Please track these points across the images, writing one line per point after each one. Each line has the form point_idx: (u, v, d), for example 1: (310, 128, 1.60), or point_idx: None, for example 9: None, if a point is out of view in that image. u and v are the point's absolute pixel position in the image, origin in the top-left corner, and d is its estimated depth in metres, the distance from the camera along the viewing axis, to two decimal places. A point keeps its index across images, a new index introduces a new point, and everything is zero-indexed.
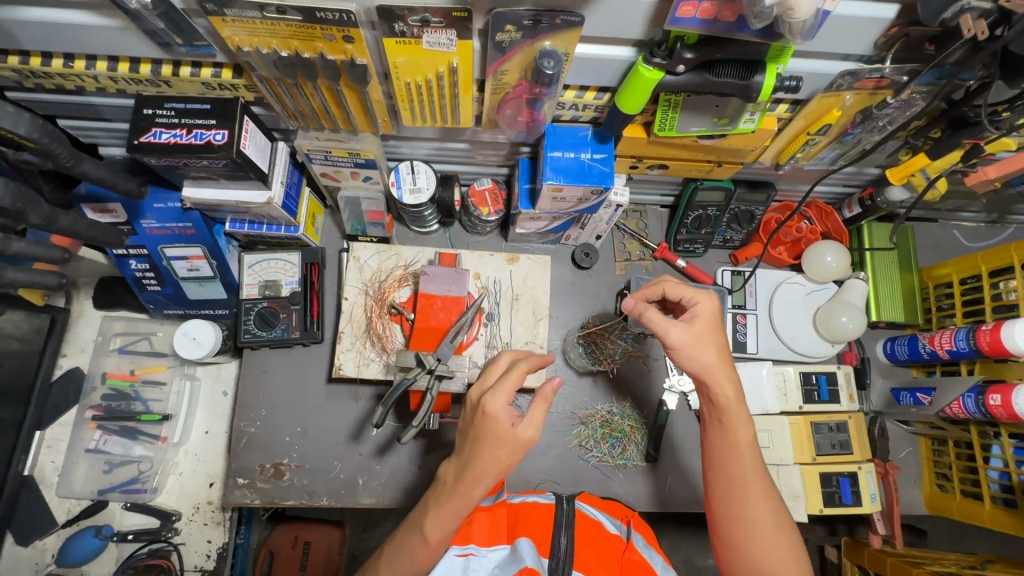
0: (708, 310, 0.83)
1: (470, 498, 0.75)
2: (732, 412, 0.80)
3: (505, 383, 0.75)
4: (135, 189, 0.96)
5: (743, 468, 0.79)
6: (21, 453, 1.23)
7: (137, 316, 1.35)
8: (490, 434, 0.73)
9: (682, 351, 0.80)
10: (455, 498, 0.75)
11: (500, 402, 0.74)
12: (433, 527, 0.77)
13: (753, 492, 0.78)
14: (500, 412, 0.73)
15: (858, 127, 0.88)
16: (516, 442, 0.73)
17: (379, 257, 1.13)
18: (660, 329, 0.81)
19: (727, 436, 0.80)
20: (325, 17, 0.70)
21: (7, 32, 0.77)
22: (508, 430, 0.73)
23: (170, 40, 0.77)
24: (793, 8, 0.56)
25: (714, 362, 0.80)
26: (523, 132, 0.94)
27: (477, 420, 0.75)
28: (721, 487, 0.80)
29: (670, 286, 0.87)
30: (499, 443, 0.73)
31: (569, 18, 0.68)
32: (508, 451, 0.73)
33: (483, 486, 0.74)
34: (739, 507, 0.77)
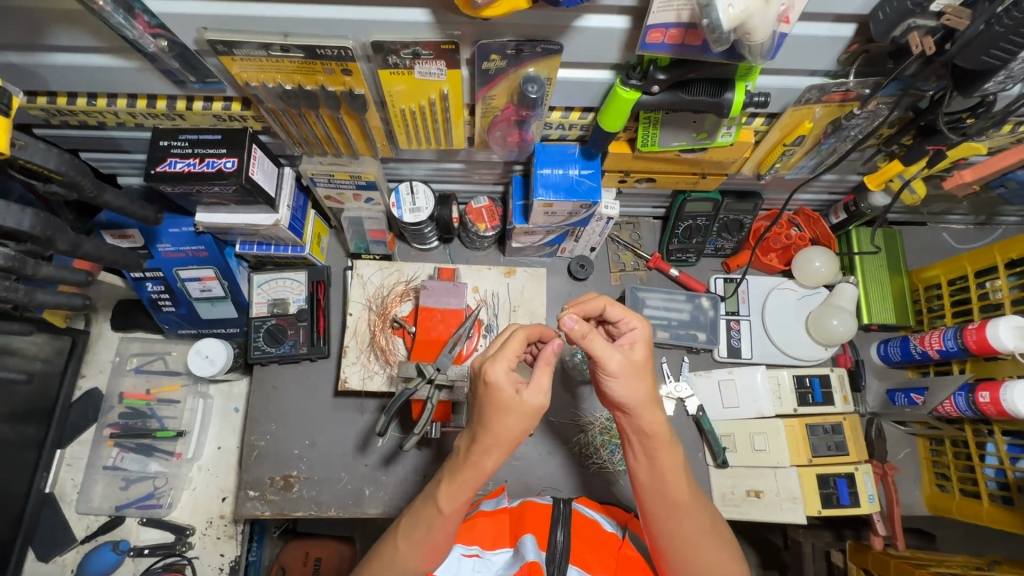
0: (641, 338, 0.81)
1: (482, 469, 0.76)
2: (660, 438, 0.79)
3: (505, 349, 0.75)
4: (152, 215, 1.02)
5: (679, 493, 0.80)
6: (43, 471, 1.28)
7: (153, 336, 1.41)
8: (496, 402, 0.73)
9: (620, 378, 0.77)
10: (468, 469, 0.76)
11: (503, 369, 0.73)
12: (448, 499, 0.77)
13: (693, 514, 0.80)
14: (501, 380, 0.73)
15: (831, 137, 0.93)
16: (524, 409, 0.74)
17: (381, 273, 1.18)
18: (601, 355, 0.76)
19: (657, 464, 0.80)
20: (325, 54, 0.76)
21: (37, 75, 0.84)
22: (513, 397, 0.73)
23: (184, 78, 0.84)
24: (751, 32, 0.61)
25: (646, 391, 0.78)
26: (515, 151, 1.02)
27: (480, 391, 0.74)
28: (660, 512, 0.81)
29: (609, 306, 0.82)
30: (507, 411, 0.73)
31: (548, 47, 0.74)
32: (518, 418, 0.74)
33: (495, 456, 0.75)
34: (680, 528, 0.80)
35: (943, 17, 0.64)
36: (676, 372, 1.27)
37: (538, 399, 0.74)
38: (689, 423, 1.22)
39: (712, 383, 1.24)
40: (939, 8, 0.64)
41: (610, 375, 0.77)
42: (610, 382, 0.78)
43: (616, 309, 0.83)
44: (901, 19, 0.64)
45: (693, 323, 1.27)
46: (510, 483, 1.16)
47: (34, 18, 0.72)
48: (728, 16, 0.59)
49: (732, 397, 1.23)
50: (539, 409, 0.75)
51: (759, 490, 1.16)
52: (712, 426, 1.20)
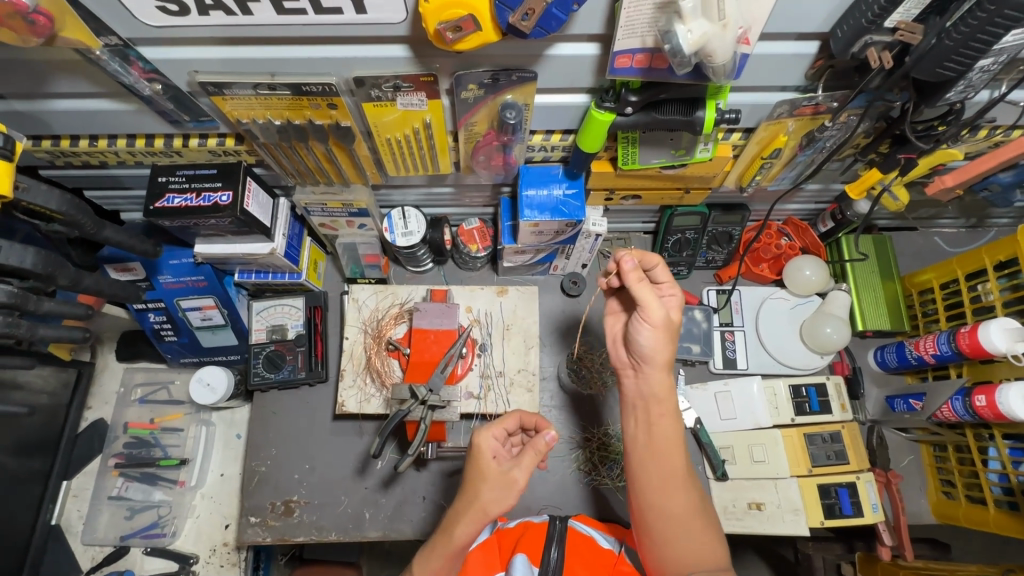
0: (678, 307, 0.83)
1: (456, 541, 0.74)
2: (667, 403, 0.83)
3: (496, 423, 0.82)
4: (152, 249, 1.05)
5: (674, 465, 0.80)
6: (49, 503, 1.30)
7: (156, 366, 1.44)
8: (476, 470, 0.76)
9: (654, 331, 0.80)
10: (442, 538, 0.75)
11: (489, 439, 0.79)
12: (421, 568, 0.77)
13: (682, 489, 0.79)
14: (485, 446, 0.77)
15: (807, 149, 0.95)
16: (500, 477, 0.75)
17: (376, 297, 1.20)
18: (648, 301, 0.78)
19: (660, 428, 0.82)
20: (311, 90, 0.79)
21: (41, 121, 0.88)
22: (491, 463, 0.76)
23: (179, 117, 0.88)
24: (712, 54, 0.64)
25: (667, 356, 0.82)
26: (501, 174, 1.04)
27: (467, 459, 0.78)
28: (652, 480, 0.80)
29: (662, 264, 0.82)
30: (484, 478, 0.75)
31: (523, 75, 0.77)
32: (493, 489, 0.74)
33: (466, 526, 0.73)
34: (667, 499, 0.79)
35: (897, 33, 0.66)
36: (672, 386, 1.27)
37: (517, 475, 0.75)
38: (685, 434, 1.23)
39: (708, 396, 1.24)
40: (893, 25, 0.66)
41: (649, 323, 0.80)
42: (643, 334, 0.80)
43: (663, 272, 0.83)
44: (859, 36, 0.66)
45: (687, 336, 1.28)
46: (509, 502, 1.16)
47: (37, 69, 0.76)
48: (688, 41, 0.62)
49: (729, 408, 1.22)
50: (513, 482, 0.75)
51: (760, 502, 1.15)
52: (710, 439, 1.20)
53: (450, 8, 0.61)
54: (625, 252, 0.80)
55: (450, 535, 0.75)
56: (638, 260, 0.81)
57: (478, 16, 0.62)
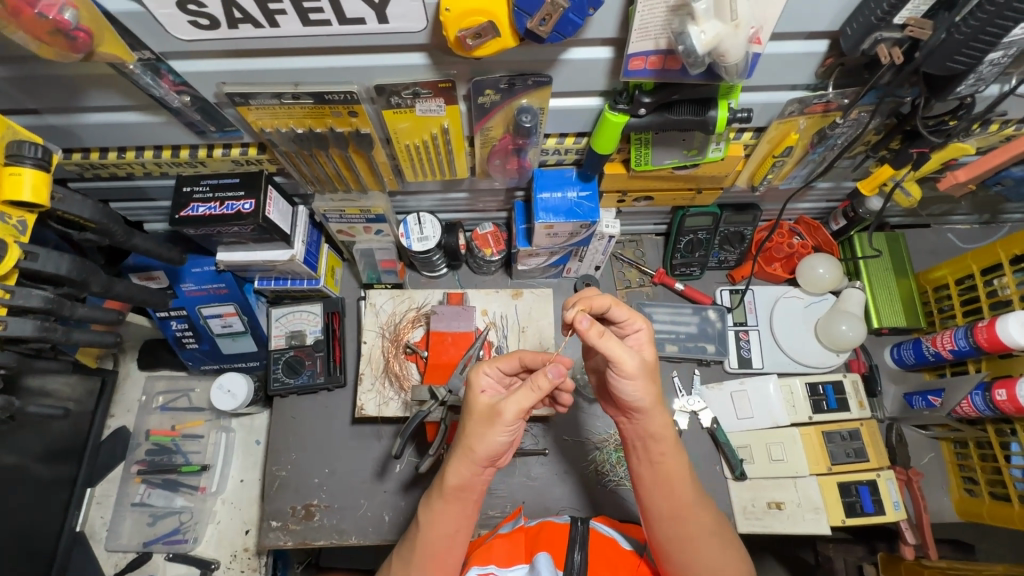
0: (645, 340, 0.79)
1: (451, 482, 0.77)
2: (666, 441, 0.79)
3: (491, 362, 0.80)
4: (177, 257, 1.08)
5: (683, 494, 0.80)
6: (74, 510, 1.32)
7: (177, 374, 1.46)
8: (466, 408, 0.76)
9: (635, 381, 0.75)
10: (441, 478, 0.78)
11: (482, 376, 0.78)
12: (425, 514, 0.80)
13: (694, 515, 0.80)
14: (478, 381, 0.77)
15: (818, 147, 0.96)
16: (485, 411, 0.74)
17: (393, 302, 1.22)
18: (618, 354, 0.73)
19: (661, 466, 0.80)
20: (333, 98, 0.82)
21: (73, 134, 0.92)
22: (478, 397, 0.76)
23: (206, 128, 0.90)
24: (725, 54, 0.66)
25: (656, 396, 0.77)
26: (515, 178, 1.06)
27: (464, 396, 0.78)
28: (665, 514, 0.80)
29: (614, 306, 0.78)
30: (471, 413, 0.75)
31: (539, 80, 0.79)
32: (478, 423, 0.74)
33: (464, 466, 0.75)
34: (683, 530, 0.79)
35: (907, 29, 0.68)
36: (688, 386, 1.27)
37: (504, 409, 0.72)
38: (702, 434, 1.22)
39: (724, 396, 1.24)
40: (902, 21, 0.67)
41: (626, 376, 0.74)
42: (624, 384, 0.75)
43: (621, 310, 0.79)
44: (868, 33, 0.68)
45: (701, 336, 1.28)
46: (528, 503, 1.17)
47: (73, 83, 0.79)
48: (701, 41, 0.64)
49: (745, 408, 1.22)
50: (495, 414, 0.73)
51: (780, 501, 1.15)
52: (727, 438, 1.20)
53: (470, 15, 0.64)
54: (579, 308, 0.74)
55: (448, 477, 0.77)
56: (585, 309, 0.78)
57: (497, 22, 0.64)
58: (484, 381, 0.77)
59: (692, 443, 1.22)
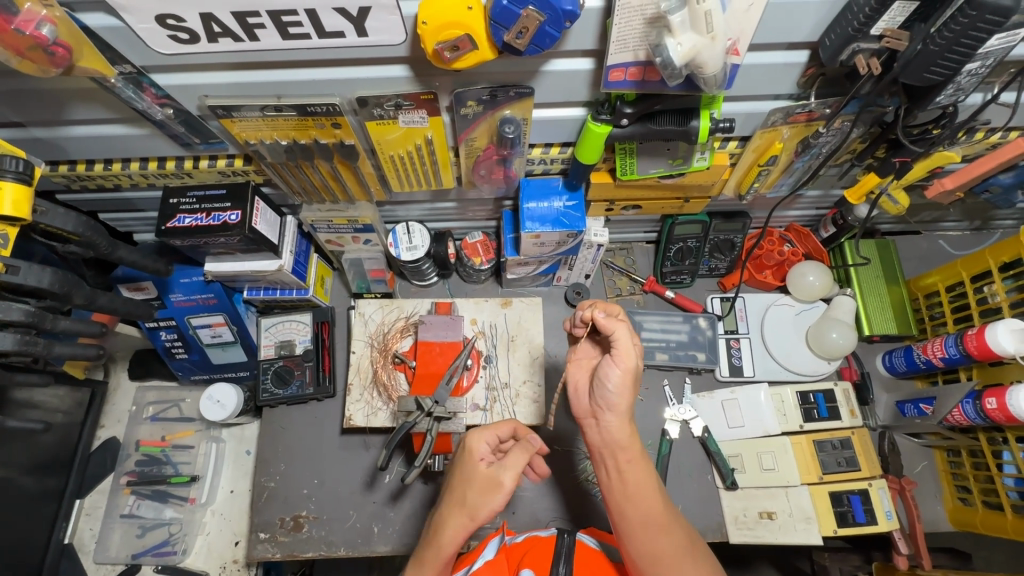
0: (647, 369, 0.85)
1: (444, 548, 0.73)
2: (634, 451, 0.78)
3: (488, 428, 0.80)
4: (164, 267, 1.08)
5: (654, 508, 0.77)
6: (62, 521, 1.32)
7: (168, 384, 1.46)
8: (464, 472, 0.76)
9: (620, 378, 0.77)
10: (430, 546, 0.74)
11: (480, 441, 0.78)
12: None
13: (669, 531, 0.77)
14: (475, 446, 0.77)
15: (803, 156, 0.96)
16: (486, 480, 0.74)
17: (382, 311, 1.22)
18: (622, 344, 0.76)
19: (632, 477, 0.78)
20: (316, 111, 0.82)
21: (58, 147, 0.92)
22: (478, 466, 0.76)
23: (190, 140, 0.91)
24: (702, 66, 0.66)
25: (632, 399, 0.79)
26: (502, 187, 1.06)
27: (458, 460, 0.78)
28: (636, 526, 0.77)
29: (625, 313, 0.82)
30: (470, 480, 0.74)
31: (520, 91, 0.79)
32: (477, 493, 0.74)
33: (456, 531, 0.73)
34: (656, 544, 0.76)
35: (884, 40, 0.67)
36: (679, 395, 1.26)
37: (504, 478, 0.73)
38: (694, 443, 1.23)
39: (715, 404, 1.24)
40: (879, 32, 0.67)
41: (619, 364, 0.77)
42: (611, 377, 0.77)
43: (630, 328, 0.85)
44: (846, 44, 0.68)
45: (692, 344, 1.28)
46: (517, 514, 1.16)
47: (56, 97, 0.80)
48: (678, 53, 0.64)
49: (736, 416, 1.22)
50: (498, 483, 0.73)
51: (772, 511, 1.14)
52: (718, 448, 1.20)
53: (447, 28, 0.64)
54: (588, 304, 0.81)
55: (438, 542, 0.74)
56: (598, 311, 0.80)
57: (474, 35, 0.65)
58: (483, 447, 0.77)
59: (682, 452, 1.22)
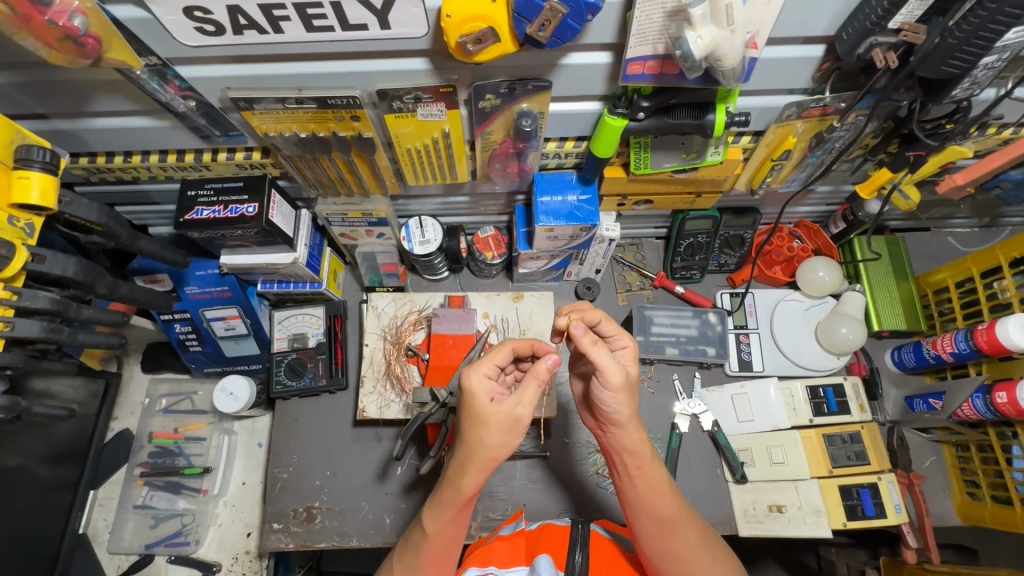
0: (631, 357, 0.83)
1: (462, 488, 0.74)
2: (639, 460, 0.80)
3: (484, 360, 0.73)
4: (181, 259, 1.09)
5: (666, 508, 0.80)
6: (77, 511, 1.33)
7: (181, 377, 1.47)
8: (472, 413, 0.70)
9: (614, 395, 0.76)
10: (448, 488, 0.75)
11: (481, 377, 0.71)
12: (432, 520, 0.78)
13: (681, 529, 0.80)
14: (478, 388, 0.70)
15: (816, 150, 0.97)
16: (504, 421, 0.70)
17: (395, 304, 1.23)
18: (604, 367, 0.74)
19: (643, 482, 0.80)
20: (335, 103, 0.83)
21: (80, 139, 0.93)
22: (487, 405, 0.70)
23: (210, 132, 0.92)
24: (721, 59, 0.67)
25: (634, 409, 0.78)
26: (516, 181, 1.07)
27: (460, 400, 0.73)
28: (649, 526, 0.81)
29: (605, 321, 0.82)
30: (483, 421, 0.70)
31: (539, 84, 0.80)
32: (493, 432, 0.70)
33: (473, 476, 0.73)
34: (670, 543, 0.80)
35: (902, 33, 0.69)
36: (689, 389, 1.27)
37: (521, 413, 0.70)
38: (703, 437, 1.23)
39: (725, 398, 1.25)
40: (897, 26, 0.68)
41: (609, 387, 0.76)
42: (606, 395, 0.77)
43: (609, 326, 0.83)
44: (863, 38, 0.69)
45: (701, 338, 1.28)
46: (528, 506, 1.17)
47: (81, 89, 0.81)
48: (698, 46, 0.65)
49: (746, 410, 1.23)
50: (516, 421, 0.71)
51: (781, 505, 1.15)
52: (728, 441, 1.20)
53: (471, 21, 0.65)
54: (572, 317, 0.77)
55: (456, 485, 0.74)
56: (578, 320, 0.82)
57: (497, 28, 0.66)
58: (487, 388, 0.71)
59: (692, 446, 1.22)
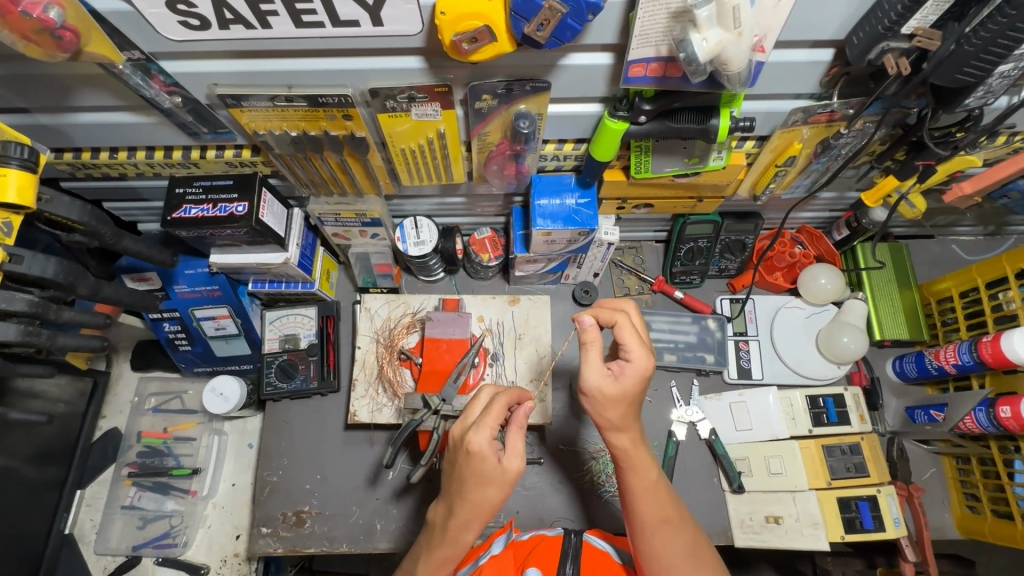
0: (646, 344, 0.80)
1: (460, 540, 0.75)
2: (637, 459, 0.80)
3: (483, 417, 0.72)
4: (169, 259, 1.07)
5: (665, 508, 0.80)
6: (63, 512, 1.31)
7: (170, 375, 1.45)
8: (477, 471, 0.70)
9: (603, 401, 0.76)
10: (447, 544, 0.76)
11: (486, 438, 0.70)
12: (427, 574, 0.79)
13: (680, 535, 0.79)
14: (484, 449, 0.70)
15: (822, 157, 0.94)
16: (506, 476, 0.70)
17: (388, 306, 1.20)
18: (589, 371, 0.75)
19: (646, 477, 0.80)
20: (327, 101, 0.80)
21: (63, 134, 0.90)
22: (496, 466, 0.69)
23: (198, 129, 0.89)
24: (727, 63, 0.64)
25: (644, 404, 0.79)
26: (513, 183, 1.05)
27: (462, 459, 0.72)
28: (648, 527, 0.79)
29: (622, 325, 0.76)
30: (488, 480, 0.70)
31: (537, 85, 0.77)
32: (499, 488, 0.70)
33: (472, 528, 0.73)
34: (668, 545, 0.78)
35: (914, 39, 0.66)
36: (687, 396, 1.25)
37: (514, 463, 0.70)
38: (700, 445, 1.21)
39: (723, 406, 1.22)
40: (910, 31, 0.65)
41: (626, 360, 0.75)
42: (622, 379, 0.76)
43: (628, 331, 0.76)
44: (875, 43, 0.66)
45: (700, 345, 1.26)
46: (521, 514, 1.15)
47: (62, 83, 0.78)
48: (703, 49, 0.62)
49: (744, 419, 1.20)
50: (519, 476, 0.71)
51: (778, 516, 1.13)
52: (725, 450, 1.18)
53: (466, 19, 0.62)
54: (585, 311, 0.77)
55: (455, 540, 0.75)
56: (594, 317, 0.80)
57: (493, 27, 0.63)
58: (493, 446, 0.70)
59: (689, 455, 1.20)
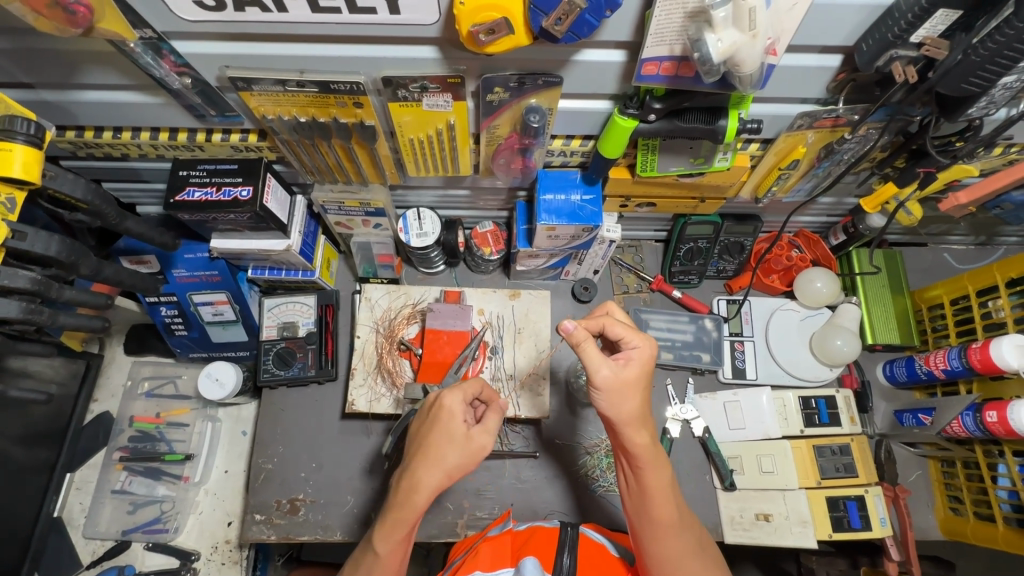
0: (641, 356, 0.79)
1: (414, 503, 0.77)
2: (648, 457, 0.80)
3: (462, 386, 0.82)
4: (170, 241, 1.06)
5: (664, 514, 0.81)
6: (52, 495, 1.30)
7: (164, 360, 1.43)
8: (445, 430, 0.78)
9: (609, 392, 0.76)
10: (400, 509, 0.77)
11: (457, 400, 0.80)
12: (382, 542, 0.78)
13: (677, 535, 0.81)
14: (455, 407, 0.79)
15: (824, 161, 0.96)
16: (467, 442, 0.78)
17: (389, 297, 1.20)
18: (591, 366, 0.76)
19: (643, 483, 0.81)
20: (338, 88, 0.80)
21: (68, 111, 0.89)
22: (462, 426, 0.78)
23: (205, 112, 0.89)
24: (740, 64, 0.65)
25: (634, 410, 0.77)
26: (518, 177, 1.05)
27: (432, 416, 0.80)
28: (645, 530, 0.82)
29: (609, 324, 0.81)
30: (451, 440, 0.77)
31: (549, 80, 0.78)
32: (458, 451, 0.77)
33: (427, 494, 0.77)
34: (663, 547, 0.81)
35: (923, 48, 0.68)
36: (682, 395, 1.26)
37: (483, 440, 0.79)
38: (693, 443, 1.23)
39: (717, 405, 1.24)
40: (919, 40, 0.67)
41: (596, 390, 0.76)
42: (598, 400, 0.78)
43: (616, 328, 0.81)
44: (883, 50, 0.68)
45: (697, 345, 1.28)
46: (516, 506, 1.15)
47: (69, 59, 0.77)
48: (717, 49, 0.63)
49: (738, 418, 1.22)
50: (479, 448, 0.79)
51: (768, 514, 1.15)
52: (718, 448, 1.20)
53: (484, 10, 0.62)
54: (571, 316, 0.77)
55: (409, 501, 0.77)
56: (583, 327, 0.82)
57: (511, 20, 0.63)
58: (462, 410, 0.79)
59: (682, 452, 1.22)
